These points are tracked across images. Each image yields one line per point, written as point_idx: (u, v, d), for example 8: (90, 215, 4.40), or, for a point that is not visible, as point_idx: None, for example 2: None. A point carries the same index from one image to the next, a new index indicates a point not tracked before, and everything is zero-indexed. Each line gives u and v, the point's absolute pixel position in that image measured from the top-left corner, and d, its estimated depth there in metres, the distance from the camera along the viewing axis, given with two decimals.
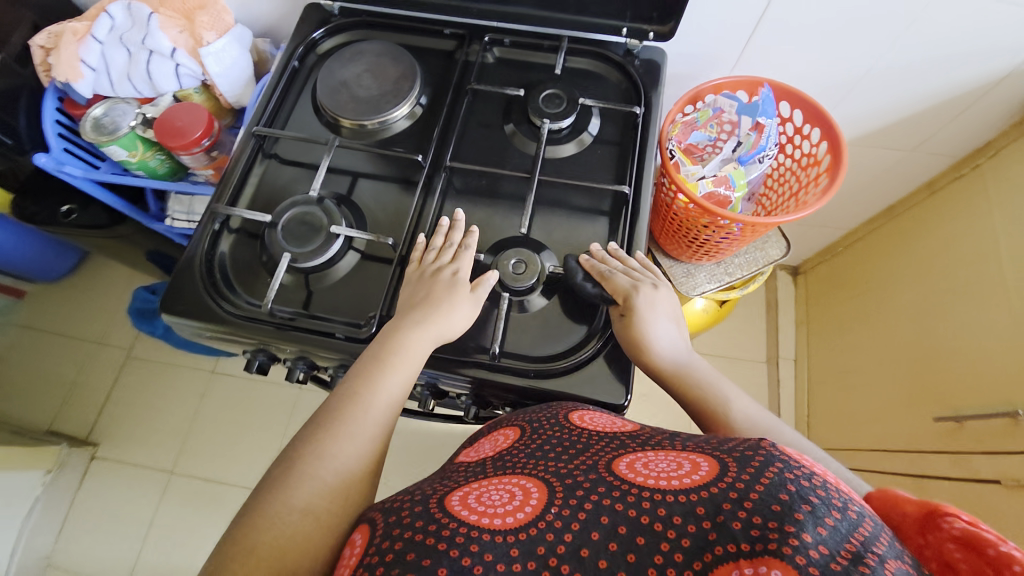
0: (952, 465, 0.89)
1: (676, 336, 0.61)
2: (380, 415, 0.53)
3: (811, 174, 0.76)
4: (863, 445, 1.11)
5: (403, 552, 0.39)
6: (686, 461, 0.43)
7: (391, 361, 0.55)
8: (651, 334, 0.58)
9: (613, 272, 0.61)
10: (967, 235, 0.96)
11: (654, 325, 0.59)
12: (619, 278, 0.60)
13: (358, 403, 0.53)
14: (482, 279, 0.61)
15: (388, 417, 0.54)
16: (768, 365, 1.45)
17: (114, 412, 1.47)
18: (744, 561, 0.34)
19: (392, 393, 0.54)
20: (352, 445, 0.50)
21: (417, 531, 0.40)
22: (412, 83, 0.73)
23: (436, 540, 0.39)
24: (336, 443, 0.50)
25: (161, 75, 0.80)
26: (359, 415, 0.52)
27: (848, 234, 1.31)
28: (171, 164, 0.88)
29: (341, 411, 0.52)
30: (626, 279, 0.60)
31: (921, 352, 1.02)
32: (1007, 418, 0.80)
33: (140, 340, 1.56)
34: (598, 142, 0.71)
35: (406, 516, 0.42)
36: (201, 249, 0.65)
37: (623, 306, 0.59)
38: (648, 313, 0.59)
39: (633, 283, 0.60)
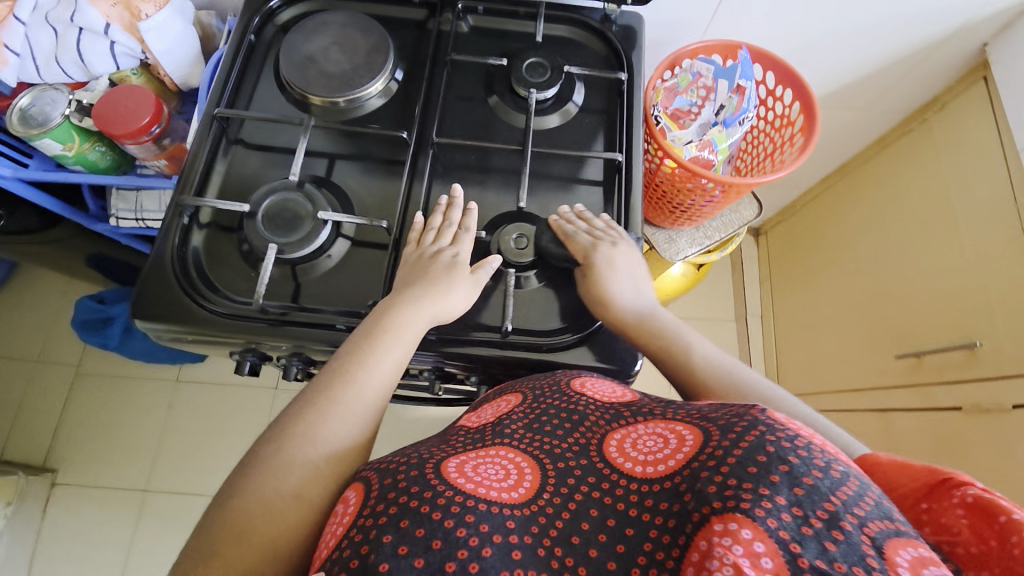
0: (915, 398, 0.98)
1: (637, 289, 0.62)
2: (375, 395, 0.51)
3: (785, 135, 0.78)
4: (832, 387, 1.20)
5: (396, 517, 0.38)
6: (671, 435, 0.44)
7: (381, 339, 0.53)
8: (610, 288, 0.60)
9: (574, 233, 0.61)
10: (918, 186, 1.04)
11: (614, 281, 0.60)
12: (580, 238, 0.60)
13: (351, 383, 0.51)
14: (482, 262, 0.59)
15: (381, 395, 0.52)
16: (737, 322, 1.52)
17: (72, 433, 1.36)
18: (714, 520, 0.36)
19: (385, 372, 0.52)
20: (344, 425, 0.49)
21: (411, 496, 0.40)
22: (386, 55, 0.68)
23: (430, 509, 0.39)
24: (327, 424, 0.48)
25: (94, 55, 0.71)
26: (352, 396, 0.50)
27: (805, 192, 1.37)
28: (113, 157, 0.79)
29: (328, 390, 0.50)
30: (585, 239, 0.60)
31: (880, 297, 1.10)
32: (965, 350, 0.89)
33: (89, 354, 1.43)
34: (584, 111, 0.70)
35: (403, 480, 0.41)
36: (171, 246, 0.60)
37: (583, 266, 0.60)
38: (609, 270, 0.60)
39: (593, 241, 0.60)
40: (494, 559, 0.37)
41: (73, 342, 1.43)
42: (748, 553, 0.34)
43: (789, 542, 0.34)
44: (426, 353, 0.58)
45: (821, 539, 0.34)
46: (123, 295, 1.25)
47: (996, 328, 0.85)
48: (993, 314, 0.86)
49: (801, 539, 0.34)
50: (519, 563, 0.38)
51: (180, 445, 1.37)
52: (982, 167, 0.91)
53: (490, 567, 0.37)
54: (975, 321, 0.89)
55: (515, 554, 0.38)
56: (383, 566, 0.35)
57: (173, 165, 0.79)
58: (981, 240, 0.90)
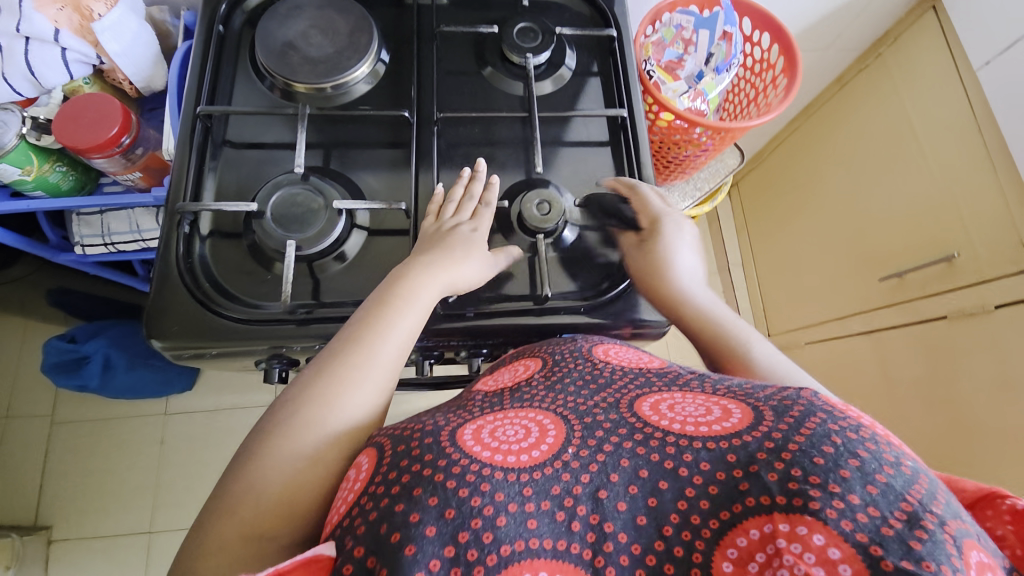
0: (902, 315, 1.06)
1: (700, 276, 0.62)
2: (393, 362, 0.49)
3: (766, 78, 0.80)
4: (820, 319, 1.27)
5: (408, 487, 0.37)
6: (715, 407, 0.41)
7: (395, 303, 0.51)
8: (668, 254, 0.60)
9: (646, 198, 0.63)
10: (881, 117, 1.09)
11: (676, 252, 0.61)
12: (652, 202, 0.62)
13: (364, 348, 0.48)
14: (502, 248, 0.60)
15: (397, 362, 0.50)
16: (722, 273, 1.58)
17: (60, 485, 1.27)
18: (779, 517, 0.32)
19: (400, 337, 0.50)
20: (361, 394, 0.46)
21: (424, 464, 0.38)
22: (370, 34, 0.65)
23: (444, 477, 0.37)
24: (341, 391, 0.46)
25: (46, 66, 0.64)
26: (365, 361, 0.48)
27: (772, 139, 1.42)
28: (75, 177, 0.72)
29: (340, 356, 0.48)
30: (659, 207, 0.62)
31: (857, 228, 1.16)
32: (944, 263, 0.97)
33: (63, 400, 1.33)
34: (577, 74, 0.70)
35: (416, 448, 0.40)
36: (175, 257, 0.56)
37: (646, 230, 0.62)
38: (673, 240, 0.61)
39: (665, 208, 0.62)
40: (509, 528, 0.35)
41: (43, 390, 1.33)
42: (821, 560, 0.30)
43: (868, 544, 0.30)
44: (463, 330, 0.58)
45: (905, 539, 0.30)
46: (95, 331, 1.17)
47: (970, 239, 0.93)
48: (967, 227, 0.93)
49: (882, 541, 0.30)
50: (536, 531, 0.35)
51: (182, 479, 1.30)
52: (940, 93, 0.97)
53: (506, 537, 0.35)
54: (951, 235, 0.96)
55: (532, 521, 0.36)
56: (394, 536, 0.34)
57: (149, 177, 0.73)
58: (947, 160, 0.96)
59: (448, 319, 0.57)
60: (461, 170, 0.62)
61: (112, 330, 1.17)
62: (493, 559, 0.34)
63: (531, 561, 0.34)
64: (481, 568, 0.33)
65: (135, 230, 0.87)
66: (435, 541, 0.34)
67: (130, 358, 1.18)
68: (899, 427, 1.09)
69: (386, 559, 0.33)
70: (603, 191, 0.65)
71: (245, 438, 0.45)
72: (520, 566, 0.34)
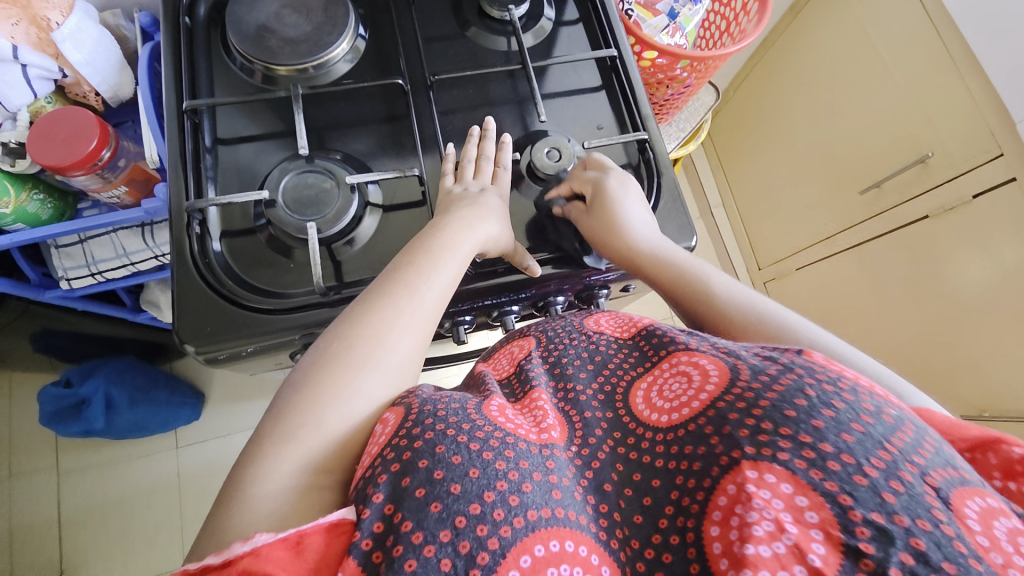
0: (884, 224, 1.11)
1: (655, 224, 0.58)
2: (435, 309, 0.49)
3: (736, 7, 0.81)
4: (807, 243, 1.32)
5: (430, 445, 0.37)
6: (694, 370, 0.41)
7: (440, 255, 0.52)
8: (620, 214, 0.56)
9: (581, 172, 0.59)
10: (840, 37, 1.13)
11: (626, 210, 0.56)
12: (586, 173, 0.59)
13: (412, 293, 0.49)
14: (526, 263, 0.56)
15: (439, 307, 0.50)
16: (705, 216, 1.61)
17: (78, 537, 1.21)
18: (746, 465, 0.34)
19: (444, 280, 0.50)
20: (407, 335, 0.47)
21: (448, 425, 0.39)
22: (346, 6, 0.62)
23: (467, 439, 0.38)
24: (394, 334, 0.46)
25: (7, 87, 0.61)
26: (411, 304, 0.48)
27: (735, 78, 1.45)
28: (54, 204, 0.68)
29: (386, 297, 0.48)
30: (594, 173, 0.58)
31: (832, 148, 1.20)
32: (919, 165, 1.02)
33: (64, 451, 1.27)
34: (558, 23, 0.69)
35: (441, 409, 0.40)
36: (191, 256, 0.54)
37: (591, 196, 0.58)
38: (621, 198, 0.57)
39: (600, 172, 0.59)
40: (535, 494, 0.36)
41: (41, 444, 1.27)
42: (789, 507, 0.32)
43: (837, 494, 0.32)
44: (498, 287, 0.57)
45: (879, 490, 0.31)
46: (90, 371, 1.13)
47: (942, 138, 0.98)
48: (936, 126, 0.98)
49: (854, 491, 0.31)
50: (560, 502, 0.37)
51: (202, 510, 1.24)
52: (895, 3, 1.01)
53: (531, 503, 0.36)
54: (921, 138, 1.02)
55: (555, 492, 0.37)
56: (419, 492, 0.35)
57: (135, 191, 0.70)
58: (910, 66, 1.01)
59: (481, 277, 0.57)
60: (470, 129, 0.61)
61: (107, 368, 1.14)
62: (519, 522, 0.34)
63: (556, 528, 0.35)
64: (507, 529, 0.34)
65: (122, 254, 0.83)
66: (459, 500, 0.35)
67: (131, 394, 1.15)
68: (898, 328, 1.14)
69: (411, 513, 0.34)
70: (607, 133, 0.66)
71: (279, 387, 0.45)
72: (546, 531, 0.35)
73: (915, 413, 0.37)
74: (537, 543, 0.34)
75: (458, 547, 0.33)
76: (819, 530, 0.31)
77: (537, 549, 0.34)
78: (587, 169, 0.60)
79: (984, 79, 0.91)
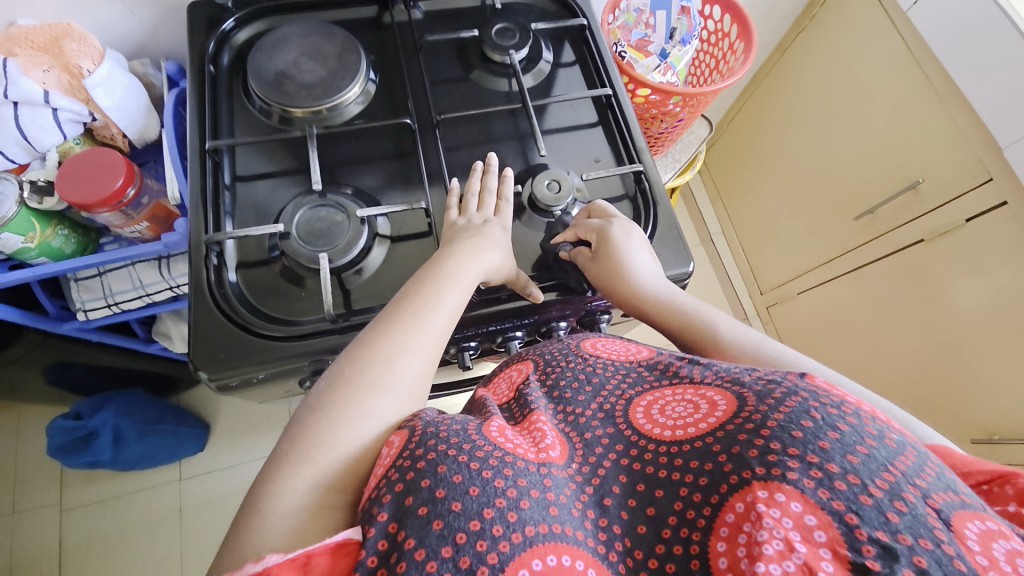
0: (881, 248, 1.13)
1: (660, 268, 0.60)
2: (440, 334, 0.51)
3: (724, 46, 0.86)
4: (807, 269, 1.34)
5: (432, 464, 0.38)
6: (701, 400, 0.43)
7: (443, 282, 0.54)
8: (627, 261, 0.58)
9: (585, 221, 0.62)
10: (826, 71, 1.18)
11: (632, 258, 0.58)
12: (589, 222, 0.61)
13: (420, 320, 0.51)
14: (529, 289, 0.58)
15: (446, 331, 0.52)
16: (705, 243, 1.64)
17: (77, 573, 1.19)
18: (757, 485, 0.35)
19: (451, 306, 0.53)
20: (416, 358, 0.49)
21: (450, 445, 0.40)
22: (358, 53, 0.67)
23: (467, 458, 0.39)
24: (402, 358, 0.48)
25: (39, 130, 0.65)
26: (419, 330, 0.50)
27: (728, 111, 1.51)
28: (77, 239, 0.72)
29: (395, 322, 0.50)
30: (598, 220, 0.61)
31: (826, 176, 1.24)
32: (910, 191, 1.05)
33: (68, 484, 1.26)
34: (556, 66, 0.74)
35: (445, 430, 0.41)
36: (207, 286, 0.57)
37: (596, 245, 0.60)
38: (626, 246, 0.59)
39: (603, 220, 0.61)
40: (533, 511, 0.37)
41: (46, 476, 1.27)
42: (799, 526, 0.33)
43: (844, 513, 0.32)
44: (502, 313, 0.59)
45: (883, 509, 0.32)
46: (101, 404, 1.13)
47: (931, 165, 1.01)
48: (925, 154, 1.02)
49: (859, 510, 0.32)
50: (558, 518, 0.37)
51: (204, 544, 1.23)
52: (877, 40, 1.06)
53: (529, 519, 0.36)
54: (910, 164, 1.05)
55: (553, 509, 0.38)
56: (422, 510, 0.36)
57: (156, 226, 0.73)
58: (895, 98, 1.05)
59: (485, 304, 0.59)
60: (473, 164, 0.64)
61: (117, 401, 1.15)
62: (517, 538, 0.35)
63: (553, 543, 0.36)
64: (506, 544, 0.35)
65: (139, 286, 0.86)
66: (460, 517, 0.35)
67: (140, 426, 1.15)
68: (900, 352, 1.15)
69: (414, 531, 0.35)
70: (604, 165, 0.69)
71: (296, 409, 0.46)
72: (544, 547, 0.35)
73: (917, 440, 0.38)
74: (536, 557, 0.35)
75: (459, 562, 0.34)
76: (827, 549, 0.32)
77: (535, 563, 0.34)
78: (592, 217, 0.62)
79: (967, 108, 0.94)
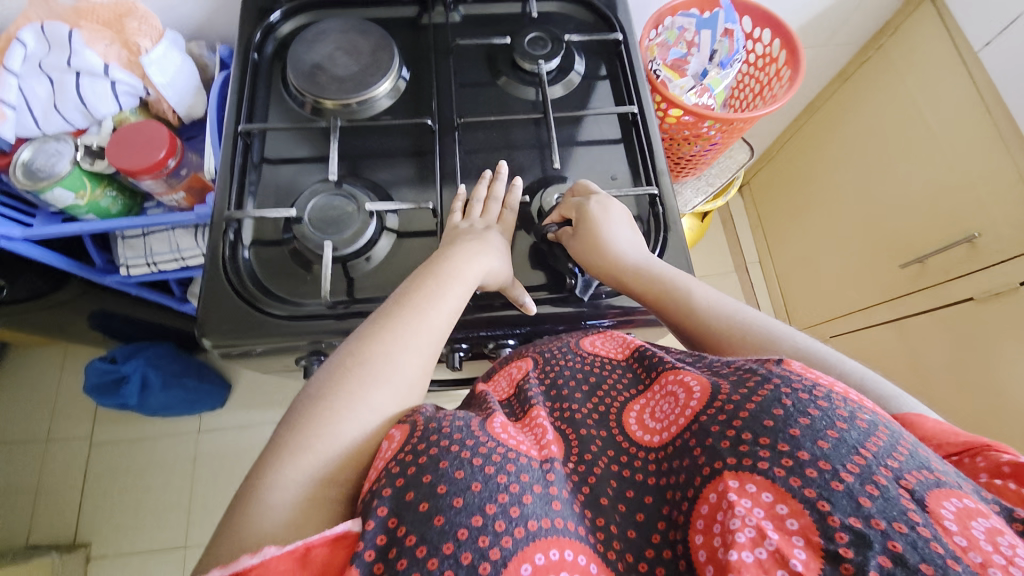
0: (927, 301, 1.05)
1: (639, 239, 0.61)
2: (441, 331, 0.52)
3: (771, 72, 0.83)
4: (843, 312, 1.26)
5: (433, 460, 0.39)
6: (680, 389, 0.44)
7: (444, 280, 0.55)
8: (605, 237, 0.58)
9: (567, 199, 0.62)
10: (888, 106, 1.10)
11: (611, 230, 0.59)
12: (569, 200, 0.62)
13: (417, 312, 0.52)
14: (521, 300, 0.58)
15: (445, 330, 0.53)
16: (738, 272, 1.58)
17: (97, 505, 1.29)
18: (728, 475, 0.36)
19: (451, 305, 0.54)
20: (413, 354, 0.50)
21: (451, 441, 0.40)
22: (391, 52, 0.69)
23: (470, 455, 0.39)
24: (400, 352, 0.49)
25: (96, 98, 0.71)
26: (418, 322, 0.51)
27: (779, 137, 1.44)
28: (124, 201, 0.78)
29: (395, 317, 0.51)
30: (578, 198, 0.61)
31: (874, 217, 1.16)
32: (966, 245, 0.97)
33: (99, 422, 1.36)
34: (586, 78, 0.73)
35: (445, 425, 0.42)
36: (222, 260, 0.60)
37: (576, 220, 0.60)
38: (603, 219, 0.59)
39: (582, 196, 0.61)
40: (536, 506, 0.37)
41: (81, 412, 1.37)
42: (770, 515, 0.34)
43: (815, 500, 0.33)
44: (492, 320, 0.59)
45: (855, 494, 0.33)
46: (133, 352, 1.22)
47: (991, 219, 0.93)
48: (987, 207, 0.93)
49: (831, 497, 0.33)
50: (560, 512, 0.38)
51: (212, 497, 1.30)
52: (946, 77, 0.98)
53: (533, 514, 0.37)
54: (969, 215, 0.97)
55: (555, 504, 0.38)
56: (423, 505, 0.36)
57: (192, 197, 0.78)
58: (960, 142, 0.97)
59: (477, 309, 0.60)
60: (485, 170, 0.65)
61: (148, 351, 1.23)
62: (520, 533, 0.36)
63: (555, 537, 0.36)
64: (508, 540, 0.35)
65: (176, 250, 0.92)
66: (461, 512, 0.36)
67: (165, 377, 1.23)
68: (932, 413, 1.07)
69: (414, 526, 0.36)
70: (620, 184, 0.68)
71: (292, 403, 0.47)
72: (545, 541, 0.36)
73: (891, 419, 0.38)
74: (538, 551, 0.35)
75: (460, 558, 0.34)
76: (799, 537, 0.33)
77: (538, 557, 0.35)
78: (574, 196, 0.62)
79: None
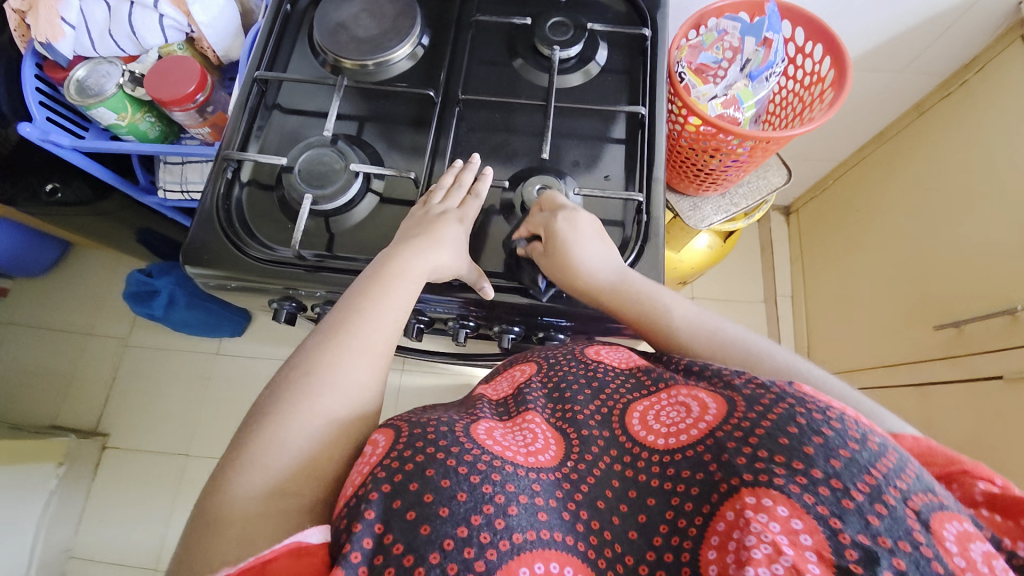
0: (956, 370, 0.95)
1: (613, 251, 0.59)
2: (389, 330, 0.53)
3: (816, 92, 0.76)
4: (866, 366, 1.17)
5: (421, 467, 0.39)
6: (693, 403, 0.44)
7: (388, 279, 0.55)
8: (576, 258, 0.57)
9: (534, 214, 0.60)
10: (958, 149, 0.99)
11: (581, 247, 0.57)
12: (535, 215, 0.60)
13: (363, 313, 0.52)
14: (480, 285, 0.59)
15: (392, 330, 0.53)
16: (766, 303, 1.49)
17: (118, 400, 1.44)
18: (745, 491, 0.35)
19: (398, 303, 0.54)
20: (360, 358, 0.50)
21: (438, 448, 0.41)
22: (412, 19, 0.70)
23: (456, 463, 0.40)
24: (342, 358, 0.50)
25: (145, 29, 0.77)
26: (361, 324, 0.52)
27: (838, 166, 1.32)
28: (161, 128, 0.85)
29: (345, 323, 0.52)
30: (545, 213, 0.59)
31: (920, 270, 1.06)
32: (1007, 317, 0.87)
33: (134, 327, 1.51)
34: (606, 71, 0.71)
35: (432, 433, 0.42)
36: (217, 196, 0.64)
37: (545, 240, 0.58)
38: (573, 236, 0.57)
39: (547, 213, 0.59)
40: (521, 518, 0.37)
41: (121, 316, 1.52)
42: (786, 530, 0.33)
43: (828, 517, 0.33)
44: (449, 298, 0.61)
45: (863, 512, 0.32)
46: (168, 269, 1.30)
47: None
48: None
49: (842, 514, 0.33)
50: (545, 523, 0.38)
51: (215, 415, 1.42)
52: None
53: (517, 526, 0.37)
54: (1019, 286, 0.86)
55: (541, 515, 0.38)
56: (410, 514, 0.37)
57: (216, 133, 0.83)
58: None
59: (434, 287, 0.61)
60: (455, 161, 0.64)
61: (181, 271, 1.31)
62: (505, 546, 0.36)
63: (541, 551, 0.36)
64: (493, 552, 0.35)
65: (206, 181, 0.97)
66: (448, 522, 0.36)
67: (189, 296, 1.30)
68: None
69: (401, 534, 0.36)
70: (612, 185, 0.65)
71: (251, 409, 0.48)
72: (530, 555, 0.36)
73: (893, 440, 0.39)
74: (522, 566, 0.35)
75: (446, 568, 0.35)
76: (812, 552, 0.32)
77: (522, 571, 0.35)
78: (541, 209, 0.60)
79: None
